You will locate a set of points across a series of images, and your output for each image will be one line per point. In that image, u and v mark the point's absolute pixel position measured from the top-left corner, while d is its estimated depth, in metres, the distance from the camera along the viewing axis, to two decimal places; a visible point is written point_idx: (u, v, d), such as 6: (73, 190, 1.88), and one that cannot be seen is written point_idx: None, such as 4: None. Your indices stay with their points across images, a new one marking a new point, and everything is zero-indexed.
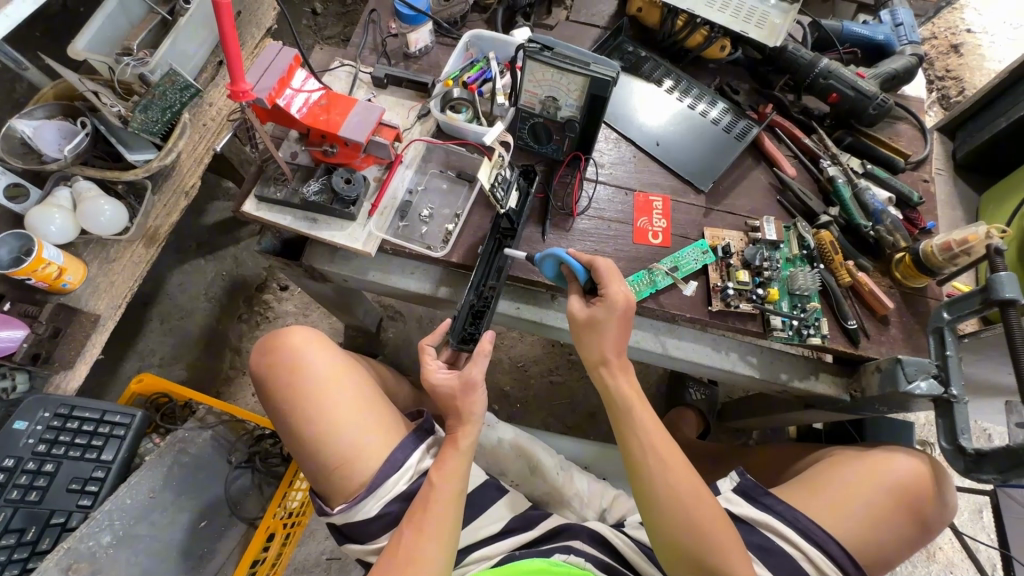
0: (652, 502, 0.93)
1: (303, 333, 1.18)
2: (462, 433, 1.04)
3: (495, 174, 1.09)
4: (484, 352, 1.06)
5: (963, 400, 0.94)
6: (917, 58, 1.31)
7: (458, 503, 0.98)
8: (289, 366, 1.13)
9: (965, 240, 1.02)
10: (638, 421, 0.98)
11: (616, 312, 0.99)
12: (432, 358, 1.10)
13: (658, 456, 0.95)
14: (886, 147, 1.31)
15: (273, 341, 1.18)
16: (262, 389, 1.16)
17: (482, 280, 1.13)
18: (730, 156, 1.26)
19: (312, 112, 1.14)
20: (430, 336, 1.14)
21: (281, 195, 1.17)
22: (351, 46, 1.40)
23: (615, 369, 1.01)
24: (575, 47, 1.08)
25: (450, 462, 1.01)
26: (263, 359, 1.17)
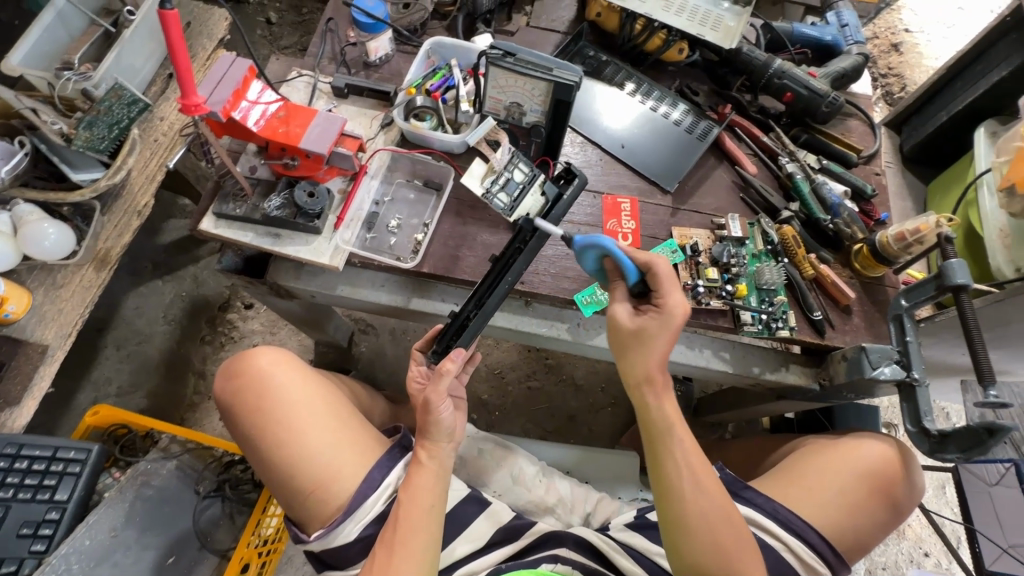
0: (680, 529, 0.90)
1: (271, 354, 1.12)
2: (425, 449, 1.01)
3: (495, 178, 1.16)
4: (444, 373, 1.00)
5: (924, 383, 0.98)
6: (863, 57, 1.37)
7: (432, 521, 0.96)
8: (256, 392, 1.08)
9: (916, 229, 1.07)
10: (676, 441, 0.92)
11: (671, 323, 0.91)
12: (418, 364, 1.13)
13: (692, 480, 0.91)
14: (840, 143, 1.35)
15: (240, 364, 1.12)
16: (232, 416, 1.10)
17: (485, 293, 1.06)
18: (692, 156, 1.29)
19: (270, 124, 1.10)
20: (422, 340, 1.16)
21: (241, 210, 1.12)
22: (309, 56, 1.37)
23: (659, 384, 0.93)
24: (537, 52, 1.08)
25: (418, 479, 0.98)
26: (230, 385, 1.11)
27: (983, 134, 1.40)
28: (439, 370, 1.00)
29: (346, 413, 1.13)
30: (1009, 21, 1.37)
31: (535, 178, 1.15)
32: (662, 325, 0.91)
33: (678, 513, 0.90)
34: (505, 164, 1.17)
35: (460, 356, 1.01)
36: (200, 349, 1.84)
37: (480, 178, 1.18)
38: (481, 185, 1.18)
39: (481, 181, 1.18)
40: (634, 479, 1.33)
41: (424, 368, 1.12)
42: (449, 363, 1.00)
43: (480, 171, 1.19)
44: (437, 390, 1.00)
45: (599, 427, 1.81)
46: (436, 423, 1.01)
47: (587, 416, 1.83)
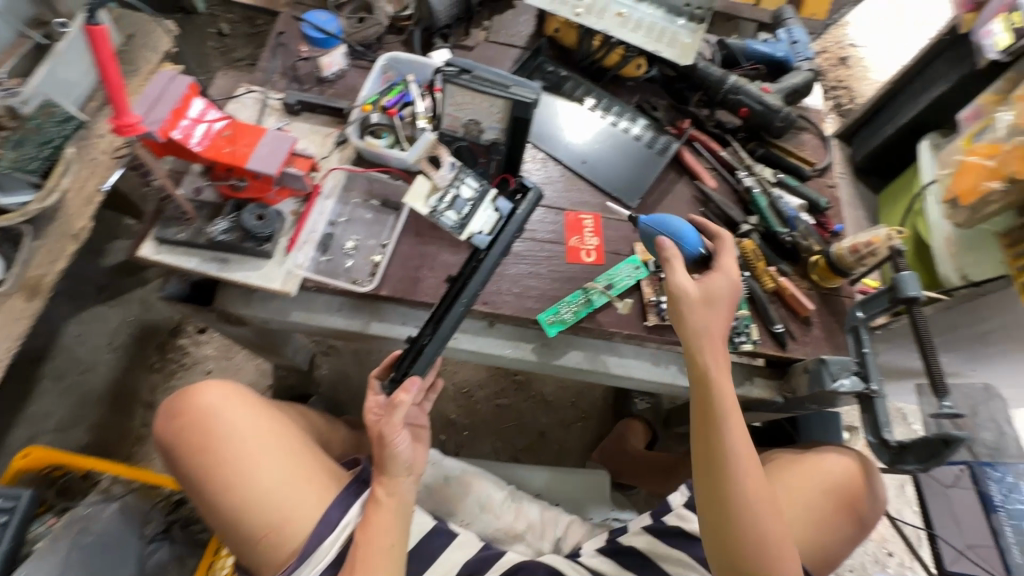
0: (728, 513, 0.89)
1: (217, 391, 1.04)
2: (383, 484, 0.97)
3: (441, 196, 1.10)
4: (398, 405, 0.97)
5: (882, 395, 0.99)
6: (812, 73, 1.42)
7: (392, 563, 0.93)
8: (202, 432, 1.01)
9: (869, 242, 1.09)
10: (728, 423, 0.90)
11: (732, 288, 0.95)
12: (375, 393, 1.07)
13: (745, 463, 0.89)
14: (793, 156, 1.39)
15: (183, 402, 1.04)
16: (177, 458, 1.02)
17: (439, 315, 1.03)
18: (653, 171, 1.30)
19: (215, 143, 1.04)
20: (379, 366, 1.11)
21: (184, 235, 1.06)
22: (258, 70, 1.31)
23: (716, 360, 0.93)
24: (494, 70, 1.06)
25: (377, 519, 0.95)
26: (173, 425, 1.03)
27: (927, 146, 1.45)
28: (393, 400, 0.98)
29: (301, 449, 1.06)
30: (947, 39, 1.41)
31: (483, 194, 1.10)
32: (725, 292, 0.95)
33: (731, 497, 0.89)
34: (449, 179, 1.11)
35: (414, 387, 0.99)
36: (148, 378, 1.73)
37: (426, 195, 1.10)
38: (425, 201, 1.09)
39: (425, 199, 1.10)
40: (605, 497, 1.31)
41: (379, 398, 1.07)
42: (402, 395, 0.97)
43: (423, 188, 1.10)
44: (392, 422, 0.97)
45: (571, 443, 1.79)
46: (396, 455, 0.98)
47: (559, 432, 1.81)
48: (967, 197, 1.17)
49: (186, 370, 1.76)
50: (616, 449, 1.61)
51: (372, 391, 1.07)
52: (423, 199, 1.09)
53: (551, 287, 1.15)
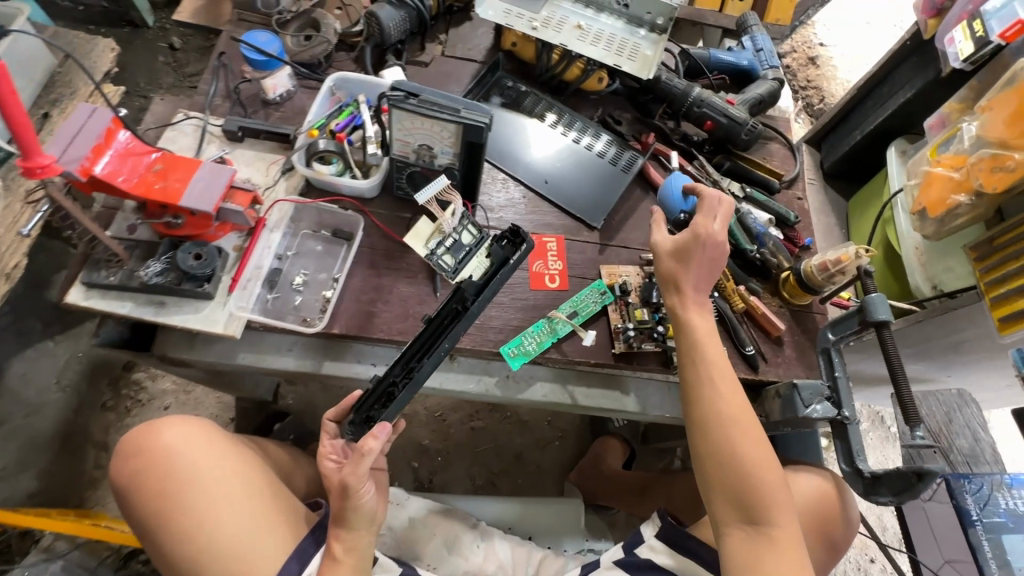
0: (706, 438, 0.88)
1: (178, 428, 0.97)
2: (340, 541, 0.91)
3: (443, 241, 1.07)
4: (365, 453, 0.88)
5: (854, 420, 0.96)
6: (778, 82, 1.38)
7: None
8: (159, 476, 0.94)
9: (838, 260, 1.07)
10: (701, 350, 0.92)
11: (708, 242, 0.95)
12: (330, 438, 0.98)
13: (716, 384, 0.90)
14: (762, 168, 1.35)
15: (139, 439, 0.97)
16: (130, 501, 0.95)
17: (409, 358, 0.95)
18: (618, 189, 1.25)
19: (144, 179, 0.97)
20: (335, 408, 1.00)
21: (116, 278, 0.99)
22: (199, 94, 1.24)
23: (690, 294, 0.96)
24: (444, 93, 1.00)
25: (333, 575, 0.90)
26: (127, 465, 0.96)
27: (894, 152, 1.43)
28: (359, 449, 0.88)
29: (267, 490, 1.00)
30: (909, 44, 1.40)
31: (483, 241, 1.07)
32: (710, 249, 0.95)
33: (705, 417, 0.89)
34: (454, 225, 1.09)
35: (384, 433, 0.90)
36: (102, 417, 1.64)
37: (428, 239, 1.13)
38: (427, 244, 1.12)
39: (427, 242, 1.12)
40: (579, 527, 1.28)
41: (336, 442, 0.97)
42: (370, 442, 0.88)
43: (427, 232, 1.13)
44: (355, 472, 0.88)
45: (548, 464, 1.74)
46: (361, 505, 0.91)
47: (535, 453, 1.76)
48: (935, 209, 1.15)
49: (143, 406, 1.67)
50: (592, 467, 1.58)
51: (328, 435, 0.97)
52: (424, 243, 1.12)
53: (514, 316, 1.10)
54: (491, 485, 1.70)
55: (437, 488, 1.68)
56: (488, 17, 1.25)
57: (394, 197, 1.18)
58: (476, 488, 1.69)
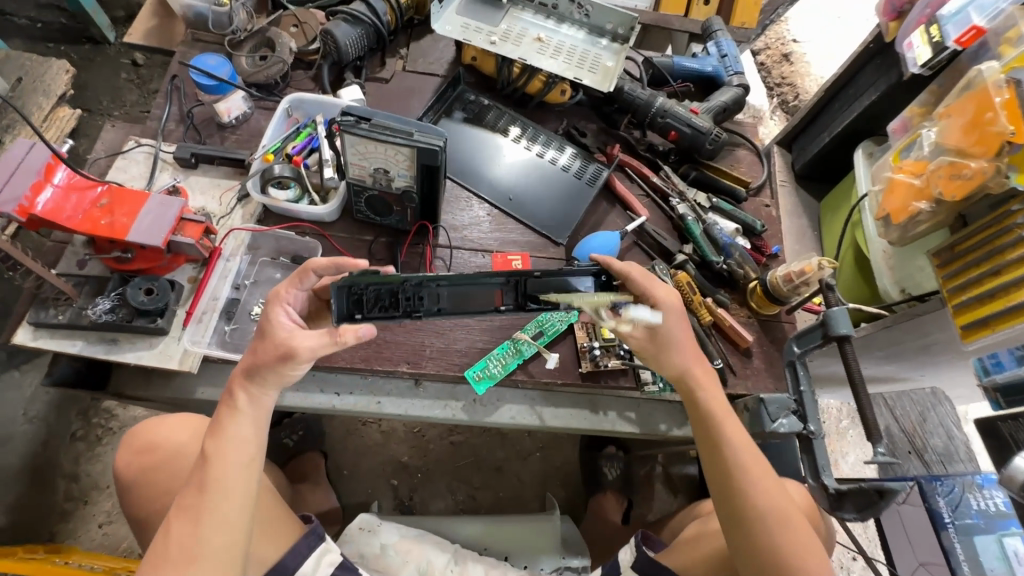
0: (748, 529, 0.80)
1: (188, 426, 0.98)
2: (246, 389, 0.78)
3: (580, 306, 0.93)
4: (339, 342, 0.77)
5: (819, 435, 0.94)
6: (742, 89, 1.38)
7: (250, 486, 0.77)
8: (168, 472, 0.93)
9: (802, 271, 1.06)
10: (725, 433, 0.86)
11: (671, 307, 0.90)
12: (295, 289, 0.85)
13: (747, 468, 0.83)
14: (729, 177, 1.34)
15: (149, 436, 0.96)
16: (133, 498, 0.93)
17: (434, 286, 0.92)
18: (584, 203, 1.24)
19: (90, 215, 0.94)
20: (326, 259, 0.85)
21: (64, 317, 0.96)
22: (151, 119, 1.21)
23: (701, 382, 0.90)
24: (396, 115, 0.98)
25: (233, 428, 0.77)
26: (135, 461, 0.94)
27: (861, 156, 1.42)
28: (335, 335, 0.77)
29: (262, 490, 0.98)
30: (872, 47, 1.39)
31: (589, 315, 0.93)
32: (674, 329, 0.90)
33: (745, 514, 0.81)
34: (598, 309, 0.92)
35: (365, 330, 0.77)
36: (71, 446, 1.60)
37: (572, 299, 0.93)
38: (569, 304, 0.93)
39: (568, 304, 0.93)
40: (554, 546, 1.26)
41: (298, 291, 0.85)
42: (349, 332, 0.76)
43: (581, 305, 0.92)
44: (312, 345, 0.77)
45: (528, 477, 1.72)
46: (286, 375, 0.78)
47: (516, 465, 1.74)
48: (899, 216, 1.14)
49: (113, 433, 1.63)
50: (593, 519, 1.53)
51: (297, 283, 0.85)
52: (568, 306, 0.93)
53: (478, 338, 1.08)
54: (472, 500, 1.68)
55: (417, 505, 1.66)
56: (445, 32, 1.23)
57: (354, 220, 1.17)
58: (457, 504, 1.67)
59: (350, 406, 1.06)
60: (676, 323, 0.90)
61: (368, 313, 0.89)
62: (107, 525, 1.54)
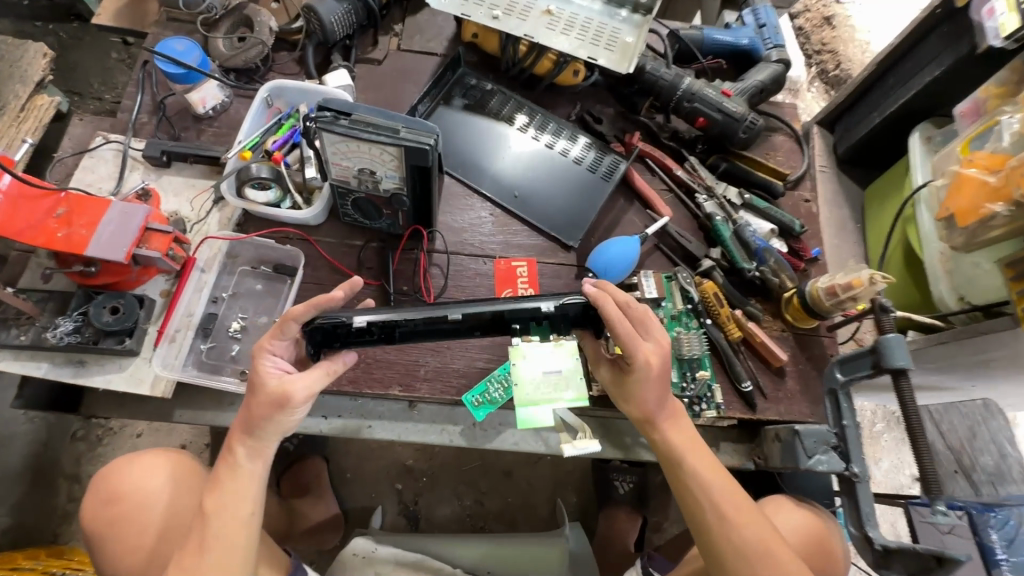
0: (726, 568, 0.78)
1: (156, 469, 0.91)
2: (243, 443, 0.70)
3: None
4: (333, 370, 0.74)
5: (865, 479, 0.83)
6: (783, 65, 1.20)
7: (247, 537, 0.70)
8: (140, 523, 0.87)
9: (849, 285, 0.92)
10: (695, 471, 0.80)
11: (649, 368, 0.77)
12: (277, 340, 0.72)
13: (720, 506, 0.79)
14: (764, 169, 1.18)
15: (116, 482, 0.89)
16: (106, 551, 0.87)
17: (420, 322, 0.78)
18: (598, 201, 1.10)
19: (46, 227, 0.85)
20: (303, 306, 0.70)
21: (26, 337, 0.88)
22: (121, 111, 1.10)
23: (669, 419, 0.82)
24: (381, 109, 0.85)
25: (233, 483, 0.70)
26: (102, 511, 0.88)
27: (918, 139, 1.25)
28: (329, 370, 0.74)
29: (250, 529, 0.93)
30: (939, 12, 1.18)
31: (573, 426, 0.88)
32: (648, 392, 0.79)
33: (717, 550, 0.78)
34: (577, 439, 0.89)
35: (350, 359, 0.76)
36: (71, 445, 1.52)
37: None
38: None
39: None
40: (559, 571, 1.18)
41: (284, 341, 0.73)
42: (341, 364, 0.75)
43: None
44: (308, 387, 0.70)
45: (539, 482, 1.62)
46: (287, 424, 0.71)
47: (526, 470, 1.64)
48: (966, 218, 0.99)
49: (113, 434, 1.54)
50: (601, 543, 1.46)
51: (279, 334, 0.71)
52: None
53: (478, 357, 0.98)
54: (479, 506, 1.58)
55: (422, 511, 1.57)
56: (442, 7, 1.07)
57: (342, 223, 1.06)
58: (465, 509, 1.58)
59: (338, 431, 0.98)
60: (649, 388, 0.78)
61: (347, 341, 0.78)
62: None
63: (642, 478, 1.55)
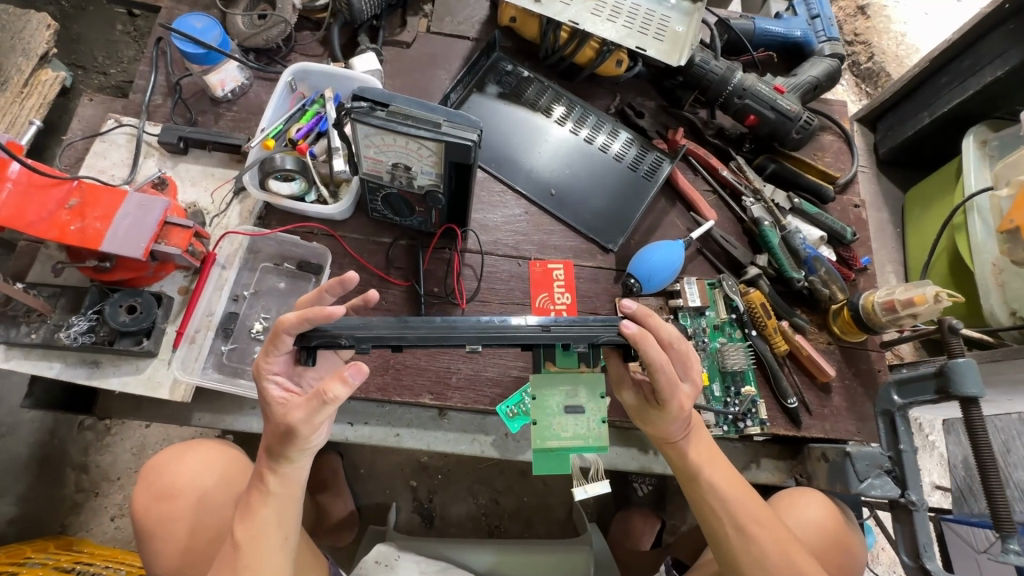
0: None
1: (210, 466, 0.86)
2: (275, 473, 0.67)
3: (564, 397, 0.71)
4: (327, 400, 0.63)
5: (922, 507, 0.79)
6: (837, 60, 1.14)
7: (283, 564, 0.67)
8: (190, 523, 0.81)
9: (910, 302, 0.87)
10: (712, 481, 0.77)
11: (681, 414, 0.72)
12: (278, 354, 0.65)
13: (740, 518, 0.75)
14: (813, 171, 1.12)
15: (170, 478, 0.84)
16: (152, 548, 0.81)
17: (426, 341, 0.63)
18: (640, 201, 1.04)
19: (57, 219, 0.79)
20: (297, 317, 0.61)
21: (37, 336, 0.83)
22: (134, 91, 1.03)
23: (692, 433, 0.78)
24: (419, 100, 0.78)
25: (267, 511, 0.67)
26: (152, 507, 0.82)
27: (972, 143, 1.18)
28: (319, 394, 0.62)
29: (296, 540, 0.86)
30: (1006, 8, 1.11)
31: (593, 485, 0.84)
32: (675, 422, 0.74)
33: (735, 564, 0.75)
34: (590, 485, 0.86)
35: (355, 377, 0.62)
36: (79, 435, 1.34)
37: (555, 395, 0.71)
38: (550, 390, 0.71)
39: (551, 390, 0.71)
40: None
41: (285, 357, 0.67)
42: (334, 386, 0.62)
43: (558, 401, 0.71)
44: (303, 418, 0.63)
45: (556, 482, 1.48)
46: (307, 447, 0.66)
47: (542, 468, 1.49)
48: None
49: (122, 422, 1.36)
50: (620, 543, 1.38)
51: (274, 348, 0.64)
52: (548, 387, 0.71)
53: (513, 365, 0.94)
54: (495, 505, 1.46)
55: (436, 510, 1.45)
56: None
57: (370, 219, 1.00)
58: (479, 508, 1.45)
59: (366, 439, 0.94)
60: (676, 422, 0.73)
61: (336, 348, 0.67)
62: (120, 518, 1.31)
63: (661, 480, 1.45)
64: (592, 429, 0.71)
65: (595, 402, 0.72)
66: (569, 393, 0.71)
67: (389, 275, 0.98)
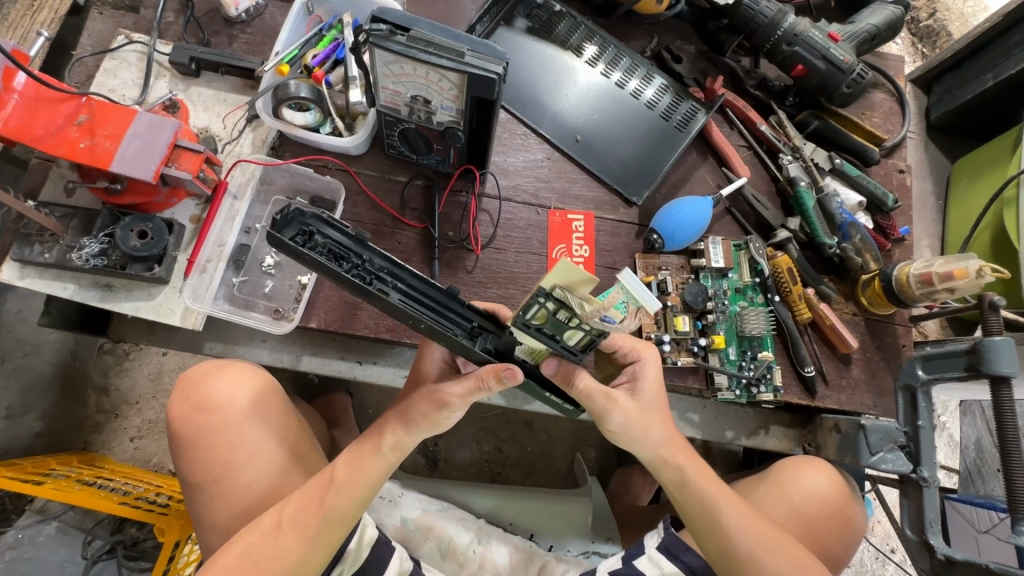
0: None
1: (246, 384, 0.85)
2: (396, 434, 0.73)
3: (560, 304, 0.55)
4: (486, 385, 0.64)
5: (933, 484, 0.78)
6: (902, 8, 1.04)
7: (355, 507, 0.72)
8: (226, 439, 0.81)
9: (950, 275, 0.83)
10: (720, 506, 0.74)
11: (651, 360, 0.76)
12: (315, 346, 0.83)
13: (760, 539, 0.73)
14: (857, 131, 1.05)
15: (205, 392, 0.84)
16: (185, 458, 0.82)
17: (415, 286, 0.60)
18: (671, 153, 0.99)
19: (66, 135, 0.76)
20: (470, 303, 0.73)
21: (51, 256, 0.82)
22: (145, 6, 0.98)
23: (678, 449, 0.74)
24: (443, 27, 0.73)
25: (367, 462, 0.73)
26: (192, 418, 0.83)
27: None
28: (482, 380, 0.64)
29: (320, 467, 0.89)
30: None
31: (576, 340, 0.60)
32: (655, 398, 0.75)
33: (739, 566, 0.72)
34: (582, 327, 0.57)
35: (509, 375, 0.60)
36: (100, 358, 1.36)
37: (528, 342, 0.61)
38: (558, 289, 0.53)
39: (560, 288, 0.53)
40: (586, 529, 1.13)
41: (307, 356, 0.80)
42: (492, 380, 0.62)
43: (574, 283, 0.52)
44: (463, 395, 0.68)
45: (559, 434, 1.50)
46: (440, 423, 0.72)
47: (546, 421, 1.51)
48: None
49: (140, 349, 1.38)
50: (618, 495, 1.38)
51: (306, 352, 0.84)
52: (555, 283, 0.52)
53: None
54: (499, 453, 1.48)
55: (441, 453, 1.46)
56: None
57: (386, 155, 0.96)
58: (483, 455, 1.47)
59: (376, 377, 0.96)
60: (656, 380, 0.75)
61: (306, 246, 0.57)
62: (139, 439, 1.34)
63: None
64: (558, 331, 0.59)
65: (555, 336, 0.59)
66: (539, 345, 0.60)
67: (403, 216, 0.95)
